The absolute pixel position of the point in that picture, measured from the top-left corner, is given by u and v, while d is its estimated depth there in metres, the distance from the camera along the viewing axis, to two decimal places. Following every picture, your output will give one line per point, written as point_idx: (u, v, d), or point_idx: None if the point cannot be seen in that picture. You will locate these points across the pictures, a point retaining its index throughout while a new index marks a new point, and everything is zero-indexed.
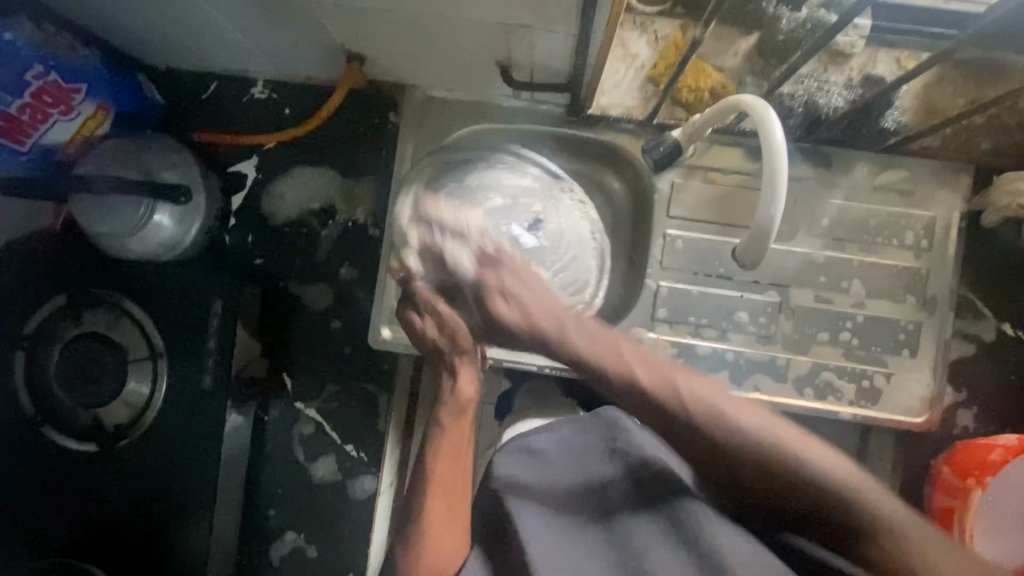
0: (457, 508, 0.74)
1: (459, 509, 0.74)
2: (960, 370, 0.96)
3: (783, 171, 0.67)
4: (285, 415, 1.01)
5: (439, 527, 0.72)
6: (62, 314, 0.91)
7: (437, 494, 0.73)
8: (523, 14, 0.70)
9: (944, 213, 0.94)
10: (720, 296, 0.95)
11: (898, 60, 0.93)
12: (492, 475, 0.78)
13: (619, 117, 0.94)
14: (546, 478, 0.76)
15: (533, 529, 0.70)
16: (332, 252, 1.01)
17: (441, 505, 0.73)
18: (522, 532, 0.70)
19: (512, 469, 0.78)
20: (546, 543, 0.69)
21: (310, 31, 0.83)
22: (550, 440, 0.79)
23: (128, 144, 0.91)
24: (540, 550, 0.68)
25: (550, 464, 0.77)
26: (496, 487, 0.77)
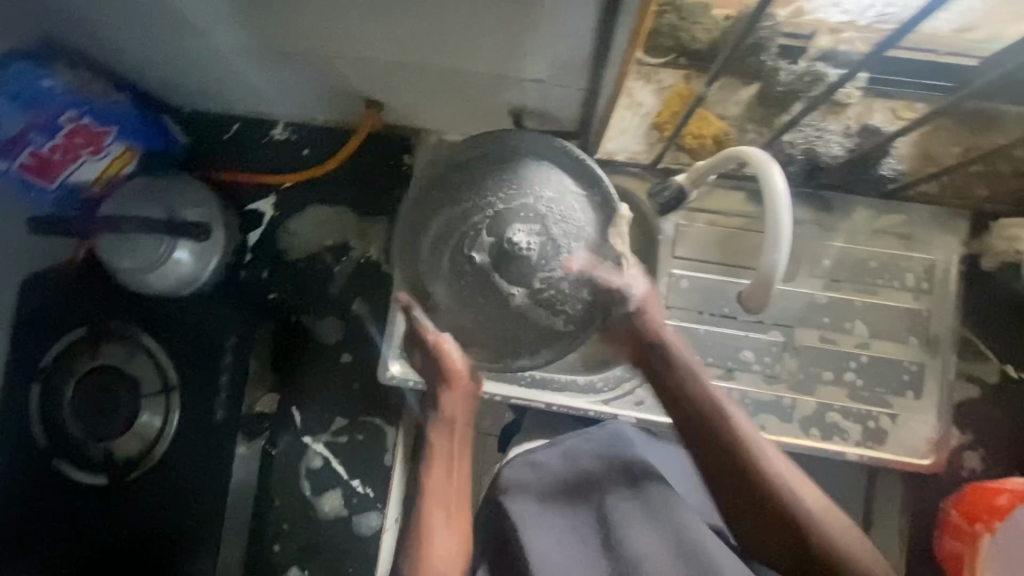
0: (454, 516, 0.78)
1: (456, 513, 0.79)
2: (967, 412, 0.97)
3: (787, 218, 0.68)
4: (292, 449, 1.02)
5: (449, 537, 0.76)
6: (80, 345, 0.93)
7: (436, 495, 0.79)
8: (535, 67, 0.73)
9: (944, 257, 0.96)
10: (725, 335, 0.96)
11: (894, 110, 0.97)
12: (499, 483, 0.80)
13: (626, 161, 0.98)
14: (549, 486, 0.78)
15: (542, 539, 0.71)
16: (345, 287, 1.03)
17: (440, 505, 0.78)
18: (525, 537, 0.71)
19: (517, 479, 0.79)
20: (548, 547, 0.71)
21: (331, 78, 0.87)
22: (553, 455, 0.81)
23: (153, 183, 0.94)
24: (541, 554, 0.70)
25: (557, 477, 0.79)
26: (501, 494, 0.78)
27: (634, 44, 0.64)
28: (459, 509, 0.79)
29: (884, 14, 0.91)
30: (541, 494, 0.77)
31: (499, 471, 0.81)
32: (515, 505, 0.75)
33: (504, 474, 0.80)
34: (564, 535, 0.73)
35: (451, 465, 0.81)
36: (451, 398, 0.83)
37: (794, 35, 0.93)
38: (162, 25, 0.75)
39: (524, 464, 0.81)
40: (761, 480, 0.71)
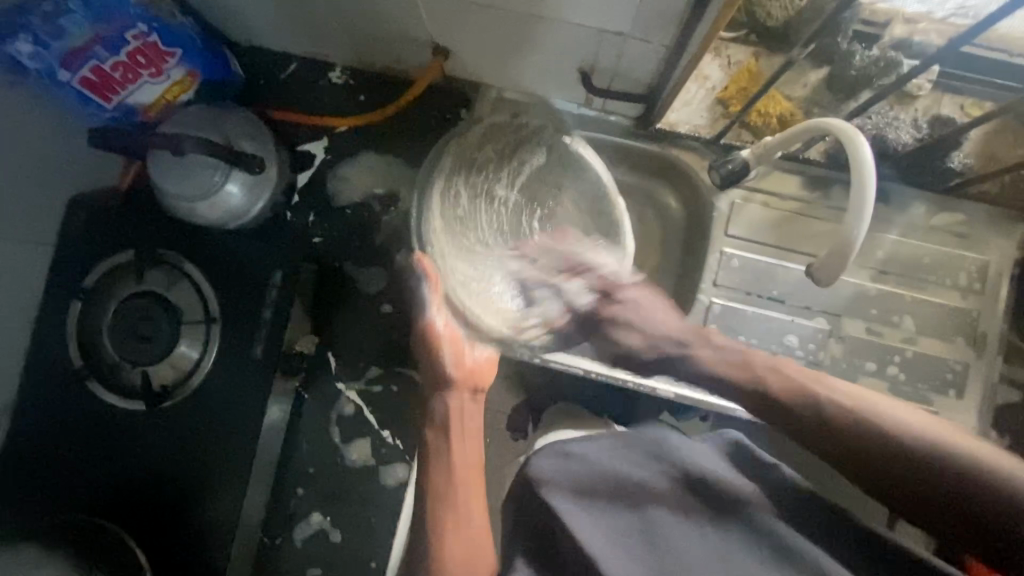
0: (466, 512, 0.71)
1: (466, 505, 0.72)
2: (1005, 416, 0.96)
3: (872, 187, 0.69)
4: (324, 395, 1.01)
5: (455, 543, 0.68)
6: (127, 268, 0.92)
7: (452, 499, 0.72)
8: (624, 19, 0.72)
9: (999, 259, 0.96)
10: (772, 318, 0.95)
11: (962, 106, 0.95)
12: (534, 477, 0.71)
13: (686, 134, 0.97)
14: (584, 476, 0.70)
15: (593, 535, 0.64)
16: (390, 237, 1.02)
17: (452, 510, 0.71)
18: (577, 533, 0.63)
19: (552, 471, 0.70)
20: (607, 544, 0.63)
21: (404, 19, 0.86)
22: (591, 447, 0.72)
23: (208, 110, 0.93)
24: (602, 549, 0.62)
25: (597, 469, 0.70)
26: (541, 488, 0.69)
27: (722, 20, 0.65)
28: (471, 500, 0.73)
29: (963, 6, 0.85)
30: (586, 485, 0.69)
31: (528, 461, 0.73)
32: (551, 496, 0.68)
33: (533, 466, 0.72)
34: (620, 533, 0.65)
35: (453, 461, 0.75)
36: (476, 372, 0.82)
37: (868, 22, 0.91)
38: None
39: (560, 454, 0.72)
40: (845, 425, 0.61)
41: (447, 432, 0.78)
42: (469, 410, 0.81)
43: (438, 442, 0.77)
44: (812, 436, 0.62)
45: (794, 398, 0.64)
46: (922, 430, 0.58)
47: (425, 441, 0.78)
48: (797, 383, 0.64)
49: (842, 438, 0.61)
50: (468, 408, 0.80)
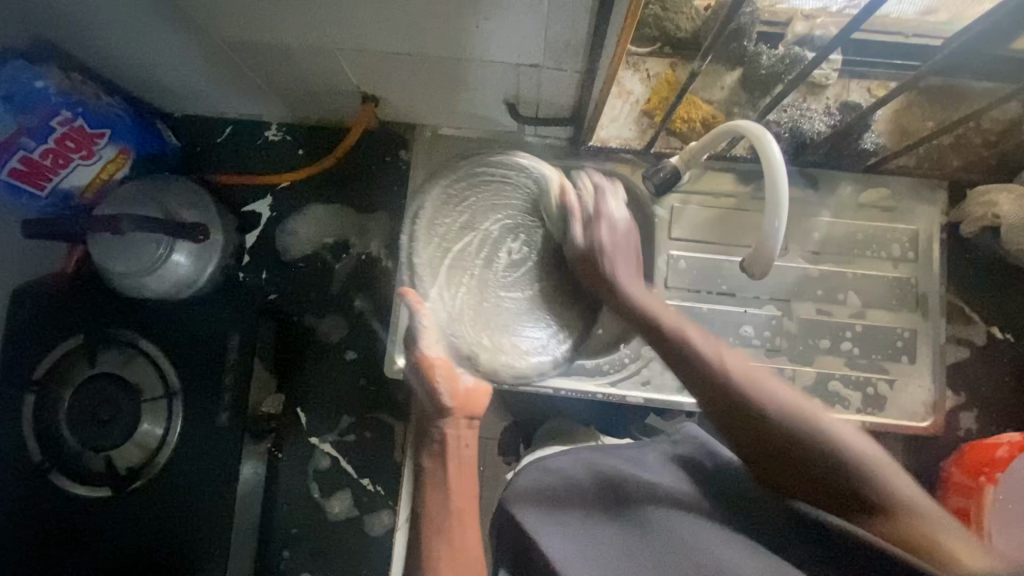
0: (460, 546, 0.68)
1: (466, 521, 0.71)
2: (958, 374, 1.01)
3: (784, 185, 0.72)
4: (299, 451, 1.00)
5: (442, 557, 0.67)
6: (77, 355, 0.91)
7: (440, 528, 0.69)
8: (534, 53, 0.75)
9: (926, 226, 1.00)
10: (725, 312, 0.99)
11: (869, 89, 1.00)
12: (512, 490, 0.73)
13: (618, 147, 1.01)
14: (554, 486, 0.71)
15: (561, 548, 0.62)
16: (345, 284, 1.03)
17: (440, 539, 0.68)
18: (541, 541, 0.64)
19: (528, 483, 0.73)
20: (565, 548, 0.63)
21: (328, 74, 0.88)
22: (567, 461, 0.75)
23: (147, 185, 0.93)
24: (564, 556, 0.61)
25: (565, 484, 0.71)
26: (515, 502, 0.71)
27: (621, 47, 0.69)
28: (465, 516, 0.71)
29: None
30: (564, 494, 0.70)
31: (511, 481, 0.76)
32: (517, 506, 0.70)
33: (509, 492, 0.73)
34: (588, 534, 0.65)
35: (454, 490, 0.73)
36: (448, 384, 0.74)
37: (770, 23, 0.97)
38: (177, 23, 0.76)
39: (538, 470, 0.76)
40: (815, 429, 0.62)
41: (445, 461, 0.74)
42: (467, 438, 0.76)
43: (434, 468, 0.74)
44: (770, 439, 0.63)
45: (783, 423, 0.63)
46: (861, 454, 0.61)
47: (423, 470, 0.75)
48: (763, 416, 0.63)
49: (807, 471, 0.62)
50: (466, 435, 0.76)
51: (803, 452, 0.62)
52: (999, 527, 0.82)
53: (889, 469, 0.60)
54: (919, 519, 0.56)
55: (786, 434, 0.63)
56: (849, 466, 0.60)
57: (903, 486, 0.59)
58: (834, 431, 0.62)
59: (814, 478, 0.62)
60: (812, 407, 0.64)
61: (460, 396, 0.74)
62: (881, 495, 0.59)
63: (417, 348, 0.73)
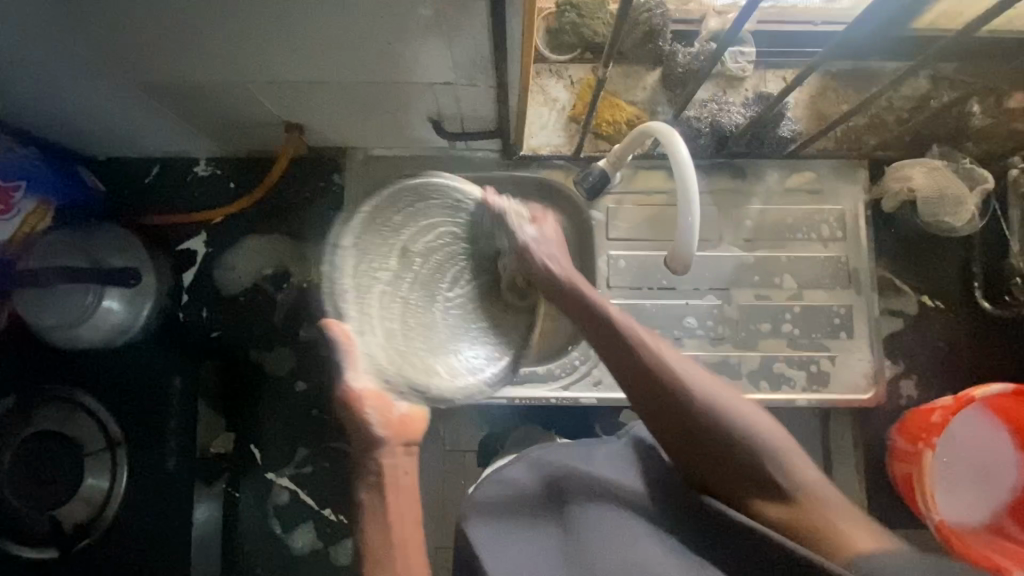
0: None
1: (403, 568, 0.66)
2: (895, 343, 1.04)
3: (693, 183, 0.73)
4: (256, 489, 0.99)
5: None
6: (11, 415, 0.88)
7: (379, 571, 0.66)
8: (444, 72, 0.76)
9: (851, 205, 1.04)
10: (668, 306, 1.01)
11: (784, 78, 1.03)
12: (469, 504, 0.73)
13: (550, 155, 1.03)
14: (510, 501, 0.71)
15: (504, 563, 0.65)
16: (288, 316, 1.01)
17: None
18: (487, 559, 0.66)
19: (485, 498, 0.72)
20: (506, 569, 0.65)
21: (246, 107, 0.87)
22: (520, 471, 0.74)
23: (70, 235, 0.90)
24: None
25: (520, 497, 0.71)
26: (472, 519, 0.71)
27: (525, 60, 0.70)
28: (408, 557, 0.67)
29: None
30: (515, 511, 0.70)
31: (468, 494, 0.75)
32: (474, 524, 0.70)
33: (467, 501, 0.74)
34: (532, 552, 0.66)
35: (393, 527, 0.69)
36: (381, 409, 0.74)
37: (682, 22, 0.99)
38: (79, 70, 0.75)
39: (494, 482, 0.74)
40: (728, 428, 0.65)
41: (382, 492, 0.72)
42: (407, 467, 0.74)
43: (374, 503, 0.71)
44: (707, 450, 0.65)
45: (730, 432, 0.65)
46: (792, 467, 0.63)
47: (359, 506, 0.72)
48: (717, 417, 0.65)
49: (744, 481, 0.64)
50: (402, 465, 0.74)
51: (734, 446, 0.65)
52: (944, 491, 0.92)
53: (796, 460, 0.64)
54: (831, 509, 0.60)
55: (715, 428, 0.65)
56: (764, 460, 0.63)
57: (822, 487, 0.62)
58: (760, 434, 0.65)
59: (751, 462, 0.64)
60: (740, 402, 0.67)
61: (395, 421, 0.74)
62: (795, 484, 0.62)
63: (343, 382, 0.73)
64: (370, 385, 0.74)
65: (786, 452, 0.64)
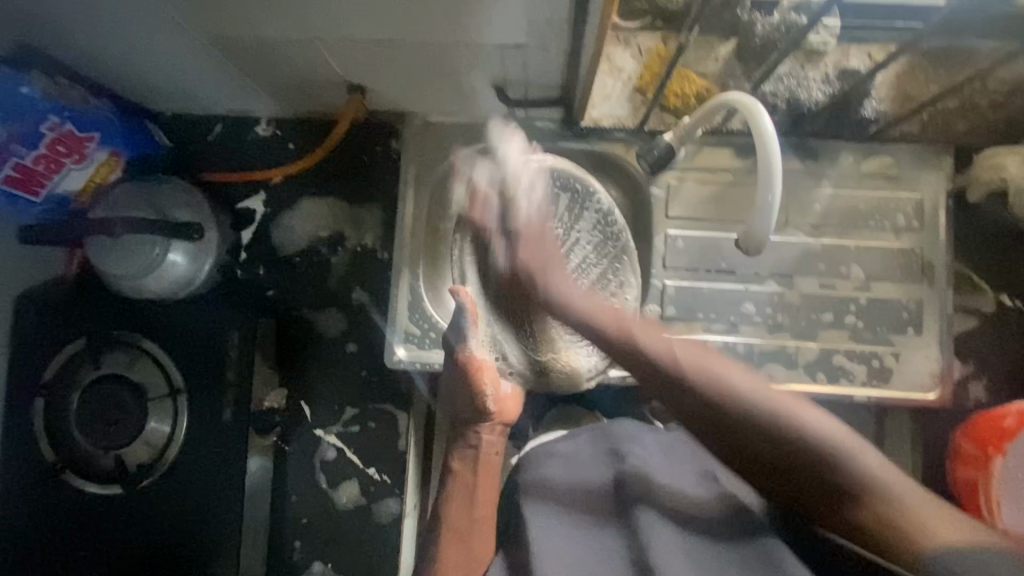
0: (473, 548, 0.77)
1: (477, 539, 0.78)
2: (967, 344, 0.99)
3: (778, 161, 0.71)
4: (305, 444, 1.02)
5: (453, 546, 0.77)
6: (83, 356, 0.92)
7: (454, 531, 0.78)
8: (517, 34, 0.73)
9: (932, 194, 0.97)
10: (725, 290, 0.97)
11: (869, 54, 0.96)
12: (520, 480, 0.79)
13: (611, 127, 0.99)
14: (560, 484, 0.77)
15: (552, 543, 0.71)
16: (343, 278, 1.03)
17: (455, 535, 0.77)
18: (536, 537, 0.71)
19: (536, 476, 0.78)
20: (560, 552, 0.70)
21: (311, 66, 0.87)
22: (572, 447, 0.81)
23: (139, 187, 0.93)
24: (557, 558, 0.69)
25: (576, 482, 0.77)
26: (524, 497, 0.76)
27: (604, 22, 0.67)
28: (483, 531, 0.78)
29: None
30: (565, 493, 0.76)
31: (518, 467, 0.81)
32: (525, 503, 0.75)
33: (519, 476, 0.80)
34: (578, 535, 0.72)
35: (474, 498, 0.80)
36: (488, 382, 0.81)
37: None
38: (156, 23, 0.75)
39: (545, 456, 0.80)
40: (808, 437, 0.64)
41: (473, 467, 0.83)
42: (495, 447, 0.85)
43: (463, 483, 0.81)
44: (799, 483, 0.65)
45: (800, 438, 0.64)
46: (878, 474, 0.62)
47: (451, 472, 0.83)
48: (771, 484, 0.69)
49: (826, 476, 0.64)
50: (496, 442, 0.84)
51: (820, 453, 0.64)
52: (1007, 500, 0.85)
53: (883, 469, 0.63)
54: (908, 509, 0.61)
55: (785, 441, 0.65)
56: (831, 469, 0.63)
57: (909, 497, 0.62)
58: (832, 446, 0.64)
59: (837, 488, 0.63)
60: (795, 404, 0.66)
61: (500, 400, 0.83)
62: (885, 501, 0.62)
63: (462, 351, 0.80)
64: (487, 359, 0.80)
65: (861, 477, 0.63)
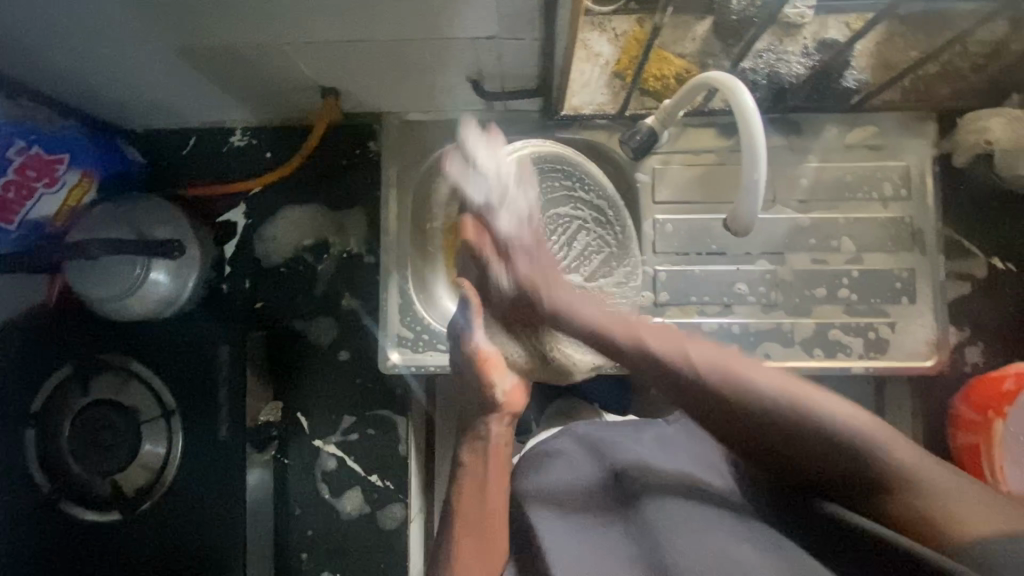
0: (487, 543, 0.72)
1: (489, 550, 0.72)
2: (961, 310, 0.98)
3: (760, 137, 0.70)
4: (304, 455, 1.01)
5: (470, 556, 0.71)
6: (72, 383, 0.90)
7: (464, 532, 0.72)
8: (489, 25, 0.72)
9: (918, 161, 0.97)
10: (717, 271, 0.97)
11: (848, 23, 0.95)
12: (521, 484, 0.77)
13: (593, 115, 0.98)
14: (558, 480, 0.74)
15: (555, 535, 0.67)
16: (330, 285, 1.01)
17: (466, 533, 0.72)
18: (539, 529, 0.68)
19: (535, 477, 0.76)
20: (566, 545, 0.66)
21: (282, 71, 0.85)
22: (562, 442, 0.80)
23: (116, 207, 0.91)
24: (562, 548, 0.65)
25: (574, 475, 0.74)
26: (525, 496, 0.74)
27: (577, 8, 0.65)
28: (493, 498, 0.75)
29: None
30: (565, 488, 0.73)
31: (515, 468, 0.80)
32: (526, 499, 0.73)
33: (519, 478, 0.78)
34: (581, 527, 0.68)
35: (486, 480, 0.75)
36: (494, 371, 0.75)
37: None
38: (116, 36, 0.72)
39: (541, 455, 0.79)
40: (805, 431, 0.61)
41: (485, 458, 0.76)
42: (505, 437, 0.78)
43: (475, 465, 0.76)
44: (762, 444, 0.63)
45: (802, 430, 0.61)
46: (894, 452, 0.59)
47: (463, 466, 0.76)
48: (808, 404, 0.61)
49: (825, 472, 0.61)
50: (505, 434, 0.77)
51: (804, 433, 0.61)
52: (1010, 461, 0.84)
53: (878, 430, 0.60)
54: (935, 497, 0.57)
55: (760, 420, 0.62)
56: (833, 444, 0.60)
57: (933, 480, 0.58)
58: (836, 421, 0.60)
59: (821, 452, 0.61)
60: (808, 388, 0.62)
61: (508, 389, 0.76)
62: (890, 477, 0.59)
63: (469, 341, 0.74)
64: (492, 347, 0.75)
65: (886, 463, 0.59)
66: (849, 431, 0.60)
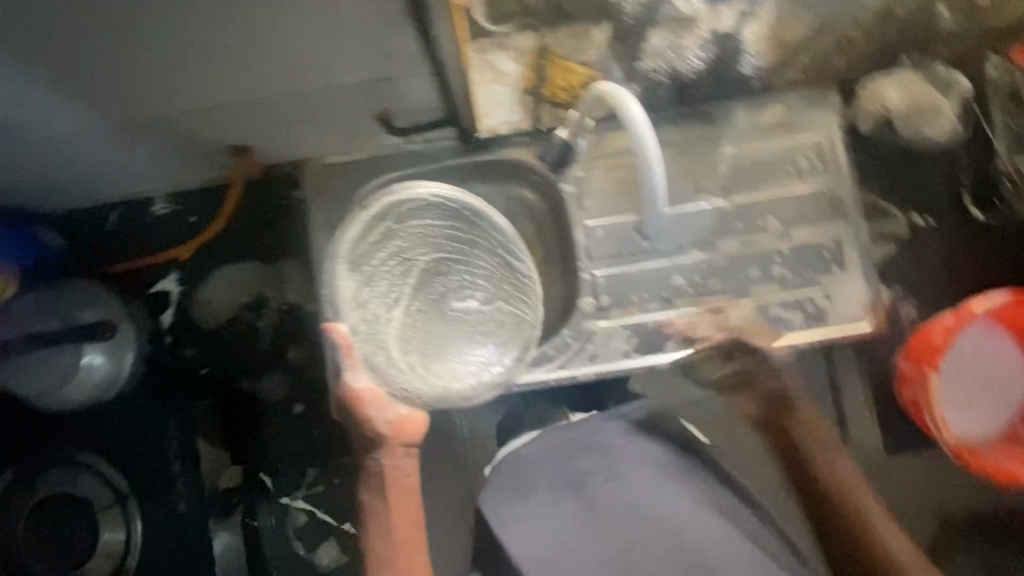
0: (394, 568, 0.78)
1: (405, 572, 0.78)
2: (890, 269, 1.02)
3: (650, 145, 0.71)
4: (274, 514, 0.99)
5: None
6: (18, 484, 0.88)
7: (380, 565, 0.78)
8: (377, 67, 0.72)
9: (827, 133, 1.00)
10: (652, 268, 0.98)
11: (739, 10, 0.98)
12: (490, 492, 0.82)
13: (508, 133, 0.99)
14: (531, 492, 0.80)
15: (527, 530, 0.76)
16: (274, 340, 1.00)
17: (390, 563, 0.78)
18: (506, 531, 0.77)
19: (503, 483, 0.82)
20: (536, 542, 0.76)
21: (186, 138, 0.84)
22: (535, 450, 0.84)
23: (44, 297, 0.89)
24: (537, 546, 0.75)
25: (548, 484, 0.80)
26: (491, 507, 0.80)
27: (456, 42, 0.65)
28: (403, 532, 0.81)
29: None
30: (533, 494, 0.80)
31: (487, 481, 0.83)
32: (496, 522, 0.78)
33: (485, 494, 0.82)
34: (550, 528, 0.76)
35: (391, 521, 0.81)
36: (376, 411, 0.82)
37: None
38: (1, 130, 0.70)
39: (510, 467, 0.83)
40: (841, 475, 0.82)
41: (382, 492, 0.82)
42: (405, 470, 0.84)
43: (374, 502, 0.82)
44: (836, 527, 0.79)
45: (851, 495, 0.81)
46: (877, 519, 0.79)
47: (362, 504, 0.83)
48: (837, 463, 0.84)
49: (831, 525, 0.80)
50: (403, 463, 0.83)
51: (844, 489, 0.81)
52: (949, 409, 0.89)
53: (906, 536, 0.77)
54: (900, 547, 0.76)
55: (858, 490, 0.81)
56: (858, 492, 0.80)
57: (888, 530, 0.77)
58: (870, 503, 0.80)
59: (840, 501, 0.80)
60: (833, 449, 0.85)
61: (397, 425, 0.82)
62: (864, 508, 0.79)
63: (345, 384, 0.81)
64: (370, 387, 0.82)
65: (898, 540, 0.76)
66: (844, 487, 0.82)
